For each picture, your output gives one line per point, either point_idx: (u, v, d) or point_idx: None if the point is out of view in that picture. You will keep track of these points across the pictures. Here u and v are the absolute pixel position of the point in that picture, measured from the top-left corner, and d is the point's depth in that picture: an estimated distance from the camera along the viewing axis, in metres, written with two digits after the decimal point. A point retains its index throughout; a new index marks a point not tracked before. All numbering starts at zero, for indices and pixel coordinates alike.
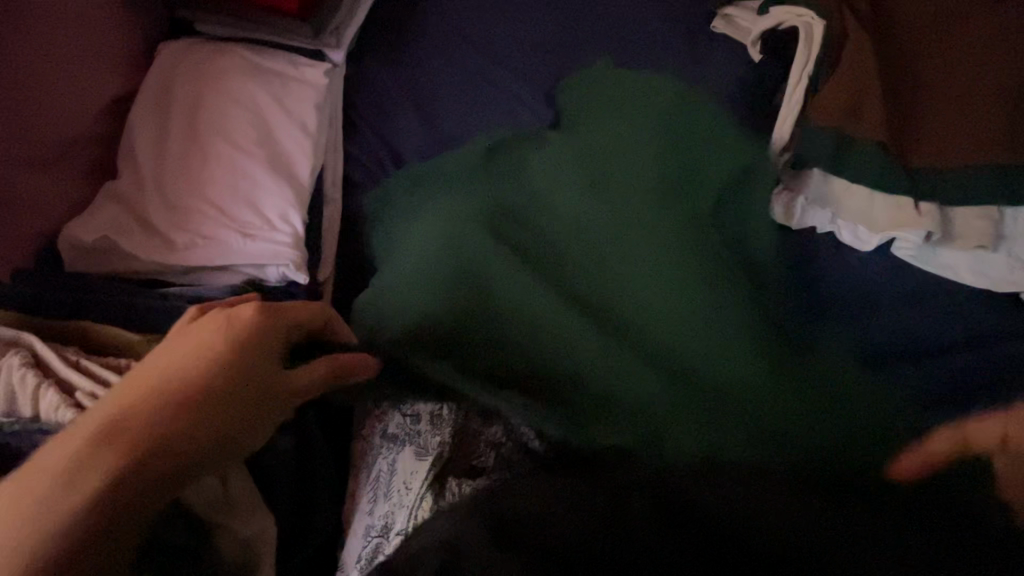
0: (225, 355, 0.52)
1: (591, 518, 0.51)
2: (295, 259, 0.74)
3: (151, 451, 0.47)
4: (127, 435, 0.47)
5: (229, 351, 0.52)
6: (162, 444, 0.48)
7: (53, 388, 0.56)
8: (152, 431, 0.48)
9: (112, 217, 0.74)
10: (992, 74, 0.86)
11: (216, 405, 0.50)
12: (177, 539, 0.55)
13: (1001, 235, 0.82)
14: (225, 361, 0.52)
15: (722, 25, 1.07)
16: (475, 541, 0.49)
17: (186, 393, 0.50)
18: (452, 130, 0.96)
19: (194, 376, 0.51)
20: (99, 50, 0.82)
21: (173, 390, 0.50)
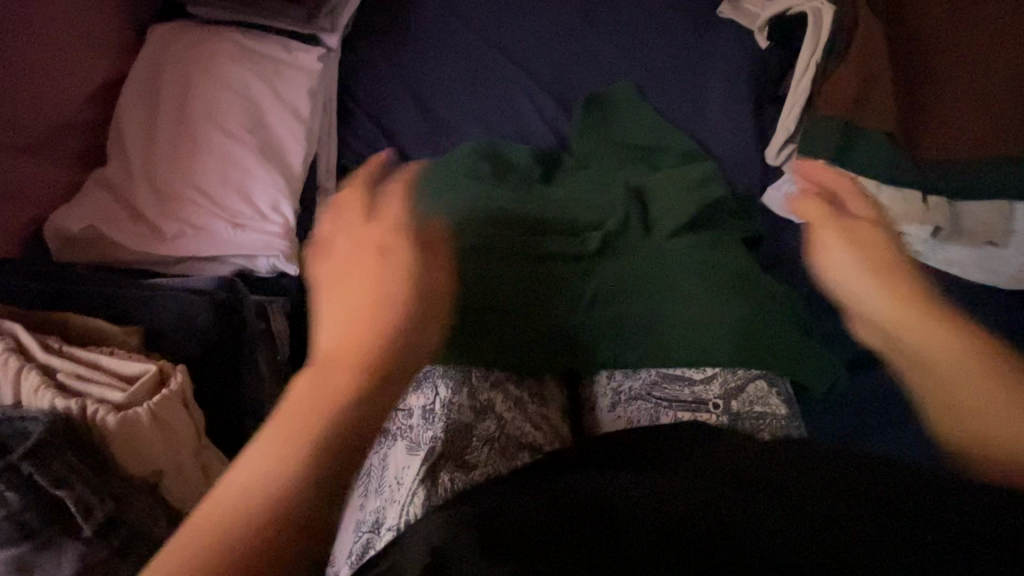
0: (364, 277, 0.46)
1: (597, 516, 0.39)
2: (285, 250, 0.72)
3: (326, 414, 0.36)
4: (296, 417, 0.36)
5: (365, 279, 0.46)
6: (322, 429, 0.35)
7: (35, 370, 0.47)
8: (327, 412, 0.36)
9: (102, 206, 0.73)
10: (1006, 58, 0.82)
11: (374, 335, 0.41)
12: (156, 534, 0.48)
13: (1011, 230, 0.80)
14: (352, 293, 0.45)
15: (729, 10, 1.03)
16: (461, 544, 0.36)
17: (366, 348, 0.40)
18: (452, 117, 0.94)
19: (338, 333, 0.42)
20: (87, 29, 0.80)
21: (364, 354, 0.40)
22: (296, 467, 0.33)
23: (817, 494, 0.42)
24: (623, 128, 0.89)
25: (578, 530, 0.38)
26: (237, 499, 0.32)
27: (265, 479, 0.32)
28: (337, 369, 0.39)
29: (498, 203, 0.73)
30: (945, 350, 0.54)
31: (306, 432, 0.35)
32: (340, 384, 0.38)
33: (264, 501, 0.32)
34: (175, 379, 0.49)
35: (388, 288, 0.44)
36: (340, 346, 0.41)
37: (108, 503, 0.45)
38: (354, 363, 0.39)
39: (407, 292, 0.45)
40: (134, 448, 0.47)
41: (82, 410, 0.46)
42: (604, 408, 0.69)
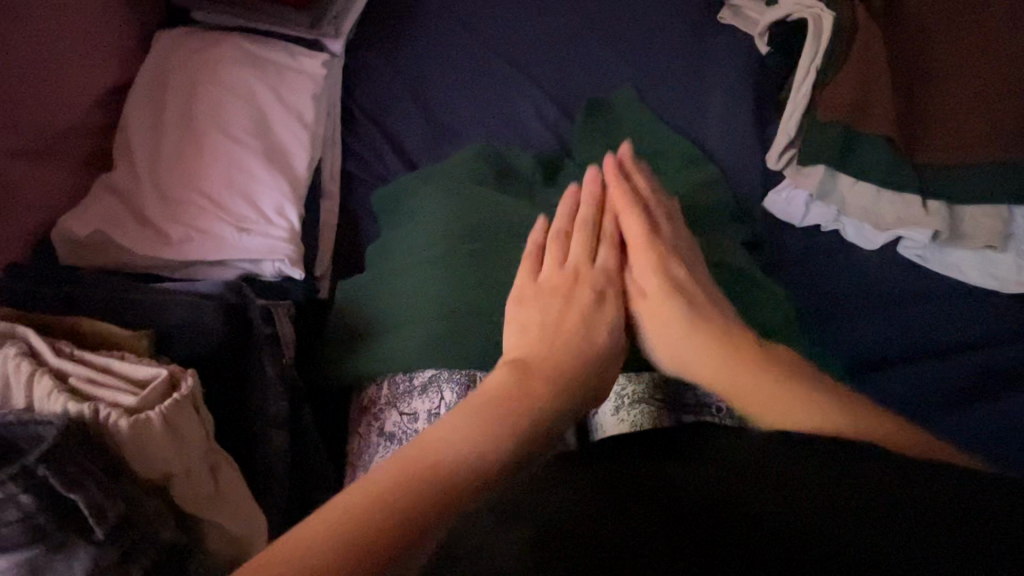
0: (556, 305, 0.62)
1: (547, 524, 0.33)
2: (291, 253, 0.73)
3: (506, 417, 0.47)
4: (492, 407, 0.47)
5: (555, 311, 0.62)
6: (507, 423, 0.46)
7: (48, 374, 0.48)
8: (505, 415, 0.47)
9: (110, 210, 0.73)
10: (1003, 63, 0.83)
11: (557, 371, 0.54)
12: (165, 537, 0.49)
13: (1009, 234, 0.81)
14: (543, 321, 0.60)
15: (729, 17, 1.05)
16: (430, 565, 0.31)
17: (542, 375, 0.53)
18: (455, 122, 0.94)
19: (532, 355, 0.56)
20: (93, 35, 0.81)
21: (537, 376, 0.52)
22: (507, 442, 0.45)
23: (968, 519, 0.32)
24: (624, 133, 0.90)
25: (642, 527, 0.32)
26: (430, 463, 0.41)
27: (473, 441, 0.43)
28: (522, 390, 0.50)
29: (499, 209, 0.74)
30: (759, 391, 0.51)
31: (491, 419, 0.46)
32: (521, 398, 0.49)
33: (461, 466, 0.42)
34: (186, 382, 0.50)
35: (594, 328, 0.60)
36: (530, 371, 0.53)
37: (119, 506, 0.45)
38: (527, 386, 0.50)
39: (577, 336, 0.59)
40: (145, 451, 0.47)
41: (95, 413, 0.46)
42: (607, 412, 0.68)
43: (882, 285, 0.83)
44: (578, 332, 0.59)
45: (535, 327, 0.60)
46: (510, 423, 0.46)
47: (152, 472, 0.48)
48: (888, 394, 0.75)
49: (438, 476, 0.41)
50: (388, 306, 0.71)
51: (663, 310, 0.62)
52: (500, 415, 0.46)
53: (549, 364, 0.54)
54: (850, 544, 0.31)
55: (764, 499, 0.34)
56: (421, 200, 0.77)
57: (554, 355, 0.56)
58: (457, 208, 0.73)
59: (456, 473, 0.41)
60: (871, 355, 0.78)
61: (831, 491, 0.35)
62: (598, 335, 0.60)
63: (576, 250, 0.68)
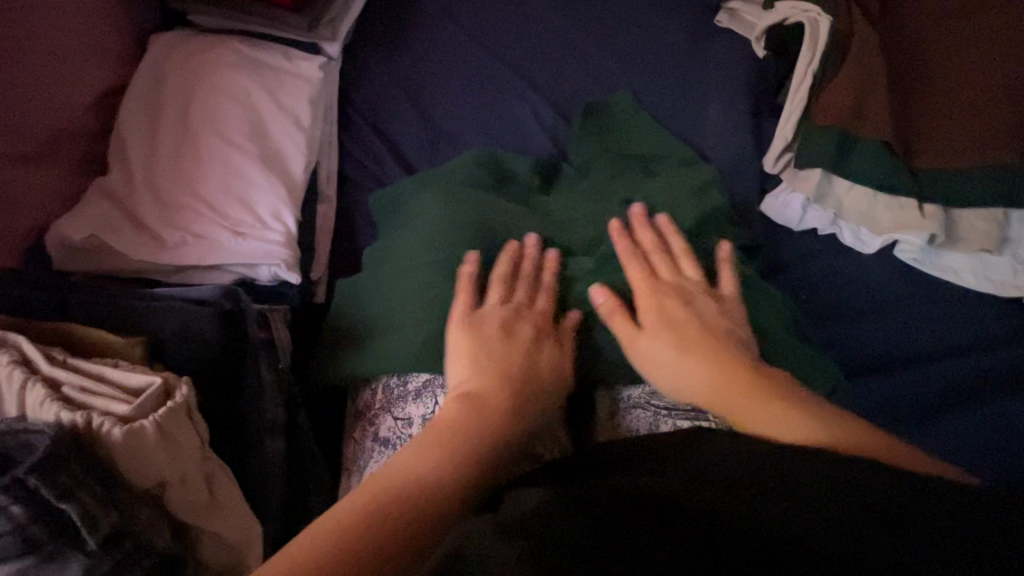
0: (498, 333, 0.64)
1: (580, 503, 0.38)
2: (287, 259, 0.73)
3: (450, 443, 0.53)
4: (439, 437, 0.54)
5: (496, 334, 0.64)
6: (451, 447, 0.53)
7: (41, 383, 0.47)
8: (451, 442, 0.54)
9: (104, 215, 0.73)
10: (997, 69, 0.83)
11: (504, 393, 0.59)
12: (160, 546, 0.48)
13: (1004, 238, 0.82)
14: (485, 345, 0.63)
15: (726, 20, 1.04)
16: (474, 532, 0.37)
17: (491, 401, 0.58)
18: (452, 125, 0.94)
19: (478, 377, 0.61)
20: (88, 38, 0.80)
21: (483, 399, 0.58)
22: (463, 470, 0.52)
23: (901, 511, 0.38)
24: (622, 138, 0.90)
25: (636, 530, 0.37)
26: (383, 494, 0.48)
27: (436, 471, 0.51)
28: (470, 417, 0.56)
29: (496, 214, 0.74)
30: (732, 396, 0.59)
31: (439, 446, 0.53)
32: (471, 425, 0.55)
33: (409, 492, 0.49)
34: (181, 390, 0.49)
35: (541, 365, 0.63)
36: (479, 394, 0.59)
37: (114, 516, 0.45)
38: (476, 412, 0.57)
39: (518, 353, 0.63)
40: (140, 460, 0.47)
41: (87, 422, 0.46)
42: (603, 417, 0.69)
43: (877, 290, 0.84)
44: (521, 362, 0.62)
45: (481, 351, 0.62)
46: (459, 449, 0.53)
47: (146, 481, 0.48)
48: (881, 398, 0.76)
49: (399, 501, 0.48)
50: (382, 311, 0.70)
51: (676, 359, 0.63)
52: (448, 444, 0.53)
53: (496, 386, 0.60)
54: (807, 531, 0.37)
55: (732, 503, 0.39)
56: (416, 205, 0.77)
57: (501, 375, 0.61)
58: (454, 213, 0.73)
59: (406, 501, 0.48)
60: (864, 359, 0.79)
61: (783, 494, 0.40)
62: (542, 355, 0.64)
63: (524, 291, 0.68)
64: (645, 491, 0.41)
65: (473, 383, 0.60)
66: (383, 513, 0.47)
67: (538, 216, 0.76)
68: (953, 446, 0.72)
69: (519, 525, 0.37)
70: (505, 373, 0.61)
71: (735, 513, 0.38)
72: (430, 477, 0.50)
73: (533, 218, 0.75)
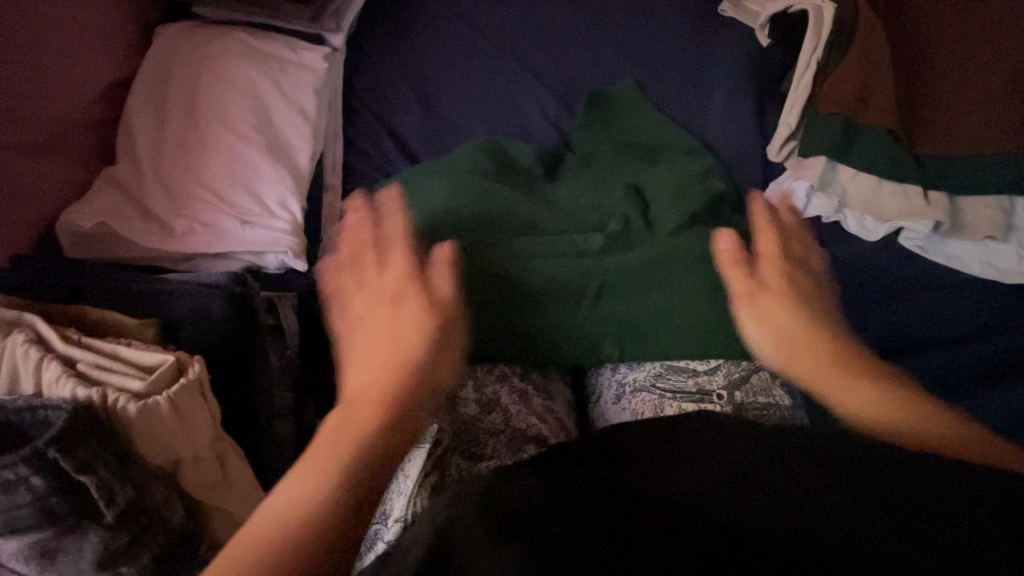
0: (379, 307, 0.58)
1: (584, 504, 0.40)
2: (294, 246, 0.73)
3: (367, 449, 0.45)
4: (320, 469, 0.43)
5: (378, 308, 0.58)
6: (358, 458, 0.44)
7: (56, 361, 0.48)
8: (352, 464, 0.44)
9: (115, 203, 0.73)
10: (1003, 54, 0.83)
11: (382, 373, 0.51)
12: (176, 523, 0.50)
13: (1010, 224, 0.81)
14: (379, 321, 0.56)
15: (730, 9, 1.04)
16: (463, 530, 0.38)
17: (378, 393, 0.49)
18: (456, 114, 0.95)
19: (356, 367, 0.53)
20: (95, 29, 0.81)
21: (364, 393, 0.50)
22: (341, 474, 0.43)
23: (866, 488, 0.39)
24: (625, 126, 0.90)
25: (625, 524, 0.38)
26: (255, 548, 0.38)
27: (310, 489, 0.41)
28: (344, 418, 0.47)
29: (502, 202, 0.74)
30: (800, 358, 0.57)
31: (335, 459, 0.44)
32: (344, 431, 0.46)
33: (277, 541, 0.39)
34: (193, 368, 0.50)
35: (400, 323, 0.55)
36: (373, 383, 0.50)
37: (131, 491, 0.46)
38: (349, 409, 0.48)
39: (395, 315, 0.56)
40: (154, 436, 0.48)
41: (103, 398, 0.46)
42: (609, 401, 0.69)
43: (881, 276, 0.84)
44: (397, 334, 0.54)
45: (364, 336, 0.55)
46: (371, 449, 0.45)
47: (161, 457, 0.49)
48: None
49: (263, 554, 0.38)
50: None
51: (780, 317, 0.60)
52: (330, 470, 0.43)
53: (392, 365, 0.52)
54: (776, 508, 0.38)
55: (713, 487, 0.40)
56: (426, 191, 0.77)
57: (390, 354, 0.53)
58: (460, 202, 0.74)
59: (265, 553, 0.38)
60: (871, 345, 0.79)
61: (764, 479, 0.40)
62: (411, 308, 0.57)
63: (398, 261, 0.61)
64: (613, 485, 0.42)
65: (349, 380, 0.51)
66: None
67: (543, 203, 0.76)
68: None
69: (503, 518, 0.38)
70: (384, 351, 0.53)
71: (754, 508, 0.38)
72: (301, 517, 0.40)
73: (538, 206, 0.75)
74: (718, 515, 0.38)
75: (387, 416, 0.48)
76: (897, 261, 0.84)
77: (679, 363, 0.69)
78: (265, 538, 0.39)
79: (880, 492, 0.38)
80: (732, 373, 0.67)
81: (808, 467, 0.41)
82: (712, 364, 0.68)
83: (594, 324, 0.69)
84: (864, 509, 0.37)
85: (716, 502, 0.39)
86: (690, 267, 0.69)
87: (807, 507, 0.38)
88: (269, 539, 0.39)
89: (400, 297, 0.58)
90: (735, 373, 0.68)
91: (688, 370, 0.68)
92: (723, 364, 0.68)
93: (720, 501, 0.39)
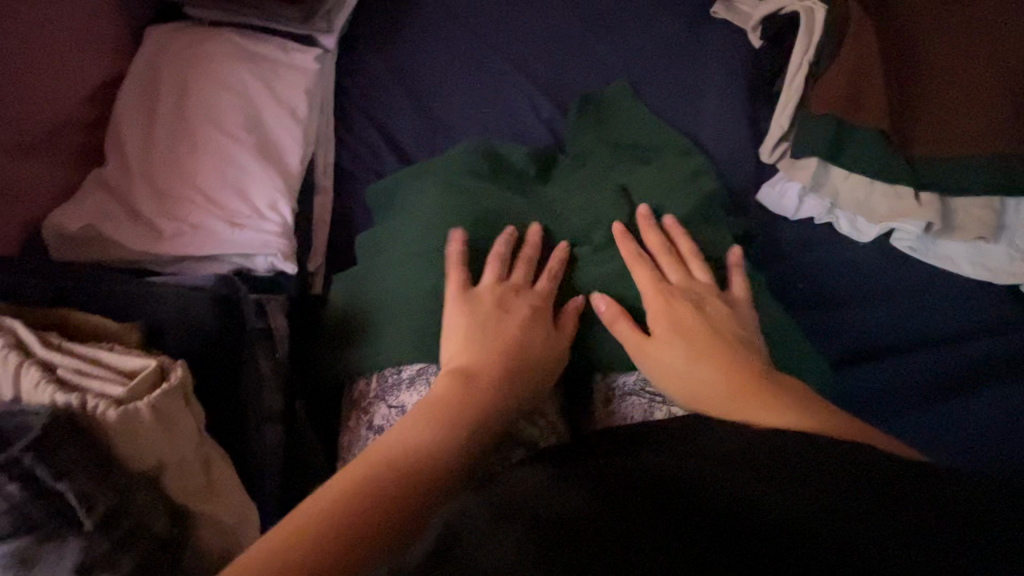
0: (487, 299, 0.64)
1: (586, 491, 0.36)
2: (284, 249, 0.73)
3: (475, 419, 0.52)
4: (447, 416, 0.51)
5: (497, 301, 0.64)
6: (474, 420, 0.52)
7: (35, 366, 0.48)
8: (472, 425, 0.52)
9: (101, 204, 0.73)
10: (993, 57, 0.83)
11: (503, 363, 0.58)
12: (157, 529, 0.49)
13: (1001, 226, 0.82)
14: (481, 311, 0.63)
15: (722, 11, 1.05)
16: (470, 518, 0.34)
17: (493, 371, 0.57)
18: (449, 116, 0.94)
19: (465, 347, 0.60)
20: (83, 30, 0.80)
21: (478, 370, 0.57)
22: (458, 434, 0.50)
23: (903, 494, 0.34)
24: (617, 127, 0.90)
25: (638, 519, 0.34)
26: (392, 465, 0.46)
27: (434, 437, 0.49)
28: (467, 389, 0.54)
29: (492, 203, 0.74)
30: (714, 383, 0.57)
31: (453, 421, 0.51)
32: (470, 397, 0.54)
33: (411, 463, 0.47)
34: (175, 373, 0.49)
35: (518, 326, 0.62)
36: (490, 363, 0.58)
37: (111, 497, 0.46)
38: (469, 381, 0.55)
39: (518, 311, 0.64)
40: (135, 442, 0.47)
41: (83, 404, 0.46)
42: (599, 404, 0.68)
43: (872, 277, 0.84)
44: (510, 331, 0.61)
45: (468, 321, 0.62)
46: (481, 419, 0.53)
47: (143, 463, 0.48)
48: (879, 384, 0.76)
49: (401, 477, 0.45)
50: (377, 301, 0.70)
51: (674, 344, 0.61)
52: (449, 426, 0.50)
53: (496, 351, 0.59)
54: (803, 516, 0.34)
55: (736, 489, 0.36)
56: (417, 193, 0.77)
57: (498, 340, 0.60)
58: (451, 202, 0.73)
59: (398, 477, 0.45)
60: (862, 346, 0.79)
61: (747, 464, 0.38)
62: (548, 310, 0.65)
63: (493, 275, 0.67)
64: (630, 479, 0.37)
65: (461, 357, 0.59)
66: (381, 488, 0.44)
67: (534, 205, 0.76)
68: (955, 430, 0.71)
69: (510, 501, 0.35)
70: (498, 336, 0.61)
71: (735, 494, 0.36)
72: (433, 456, 0.48)
73: (529, 207, 0.75)
74: (695, 498, 0.36)
75: (492, 395, 0.55)
76: (887, 262, 0.85)
77: None
78: (395, 469, 0.46)
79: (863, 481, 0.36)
80: None
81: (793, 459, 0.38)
82: None
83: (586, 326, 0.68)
84: (851, 503, 0.34)
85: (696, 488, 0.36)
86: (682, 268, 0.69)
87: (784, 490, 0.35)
88: (402, 465, 0.46)
89: (520, 299, 0.65)
90: None
91: None
92: None
93: (696, 485, 0.37)
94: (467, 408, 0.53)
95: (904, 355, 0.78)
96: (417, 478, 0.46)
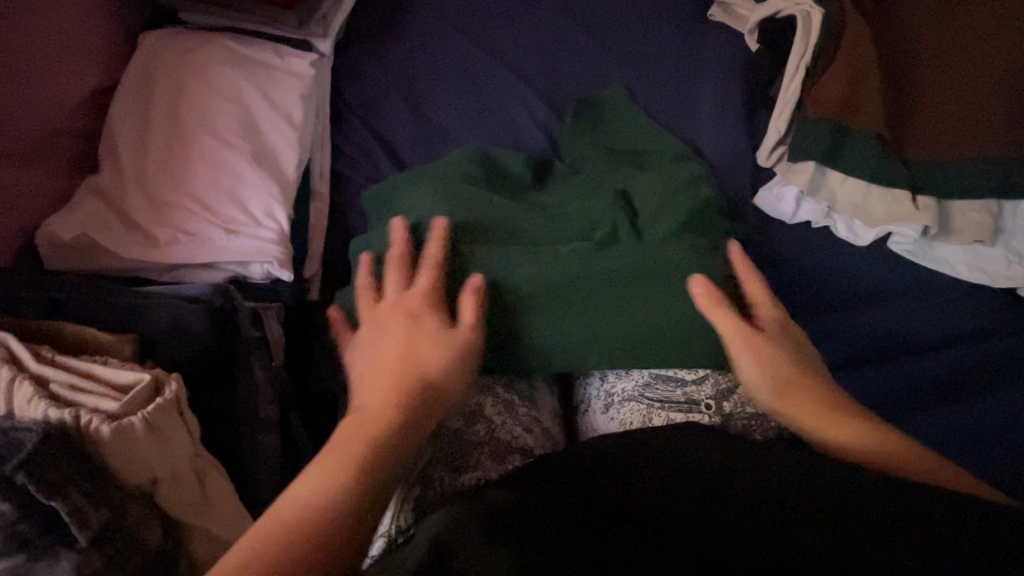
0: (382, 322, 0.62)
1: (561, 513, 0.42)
2: (280, 256, 0.72)
3: (380, 455, 0.49)
4: (343, 460, 0.48)
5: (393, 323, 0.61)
6: (381, 457, 0.49)
7: (29, 381, 0.47)
8: (377, 462, 0.49)
9: (95, 212, 0.73)
10: (990, 59, 0.83)
11: (400, 388, 0.55)
12: (152, 542, 0.49)
13: (998, 229, 0.82)
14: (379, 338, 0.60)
15: (719, 14, 1.05)
16: (456, 530, 0.40)
17: (391, 401, 0.54)
18: (446, 120, 0.94)
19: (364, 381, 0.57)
20: (76, 37, 0.80)
21: (374, 404, 0.54)
22: (358, 478, 0.47)
23: (833, 509, 0.41)
24: (614, 132, 0.90)
25: (587, 542, 0.39)
26: (281, 531, 0.43)
27: (328, 489, 0.46)
28: (364, 425, 0.51)
29: (490, 208, 0.74)
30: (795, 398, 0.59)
31: (352, 464, 0.48)
32: (368, 434, 0.51)
33: (307, 524, 0.43)
34: (169, 387, 0.49)
35: (416, 343, 0.59)
36: (388, 393, 0.55)
37: (106, 512, 0.46)
38: (365, 417, 0.52)
39: (415, 328, 0.60)
40: (129, 457, 0.47)
41: (76, 419, 0.46)
42: (598, 411, 0.70)
43: (868, 281, 0.84)
44: (403, 350, 0.58)
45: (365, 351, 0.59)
46: (384, 454, 0.50)
47: (137, 477, 0.48)
48: (878, 388, 0.76)
49: (300, 541, 0.42)
50: None
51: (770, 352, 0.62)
52: (347, 470, 0.47)
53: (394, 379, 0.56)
54: (761, 529, 0.40)
55: (693, 508, 0.42)
56: (414, 198, 0.76)
57: (394, 366, 0.57)
58: (448, 207, 0.73)
59: (290, 540, 0.42)
60: (860, 350, 0.79)
61: (701, 489, 0.44)
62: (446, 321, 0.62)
63: (395, 282, 0.64)
64: (590, 499, 0.44)
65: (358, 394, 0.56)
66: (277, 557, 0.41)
67: (531, 210, 0.76)
68: (954, 434, 0.71)
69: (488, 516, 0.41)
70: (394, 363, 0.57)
71: (697, 513, 0.42)
72: (332, 505, 0.45)
73: (526, 212, 0.75)
74: (658, 516, 0.42)
75: (397, 423, 0.52)
76: (884, 266, 0.85)
77: (667, 373, 0.69)
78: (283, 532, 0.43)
79: (809, 502, 0.42)
80: (719, 384, 0.68)
81: (745, 487, 0.44)
82: (700, 374, 0.68)
83: (585, 333, 0.67)
84: (794, 516, 0.41)
85: (663, 513, 0.42)
86: (680, 275, 0.68)
87: (728, 509, 0.42)
88: (297, 527, 0.43)
89: (416, 316, 0.61)
90: (723, 385, 0.68)
91: (675, 381, 0.68)
92: (709, 374, 0.68)
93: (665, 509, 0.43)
94: (368, 443, 0.50)
95: (903, 359, 0.78)
96: (318, 535, 0.43)
